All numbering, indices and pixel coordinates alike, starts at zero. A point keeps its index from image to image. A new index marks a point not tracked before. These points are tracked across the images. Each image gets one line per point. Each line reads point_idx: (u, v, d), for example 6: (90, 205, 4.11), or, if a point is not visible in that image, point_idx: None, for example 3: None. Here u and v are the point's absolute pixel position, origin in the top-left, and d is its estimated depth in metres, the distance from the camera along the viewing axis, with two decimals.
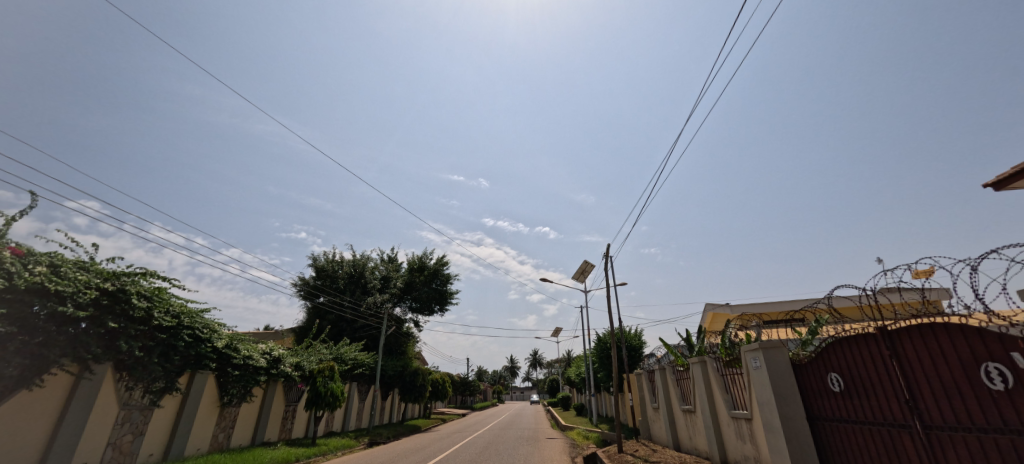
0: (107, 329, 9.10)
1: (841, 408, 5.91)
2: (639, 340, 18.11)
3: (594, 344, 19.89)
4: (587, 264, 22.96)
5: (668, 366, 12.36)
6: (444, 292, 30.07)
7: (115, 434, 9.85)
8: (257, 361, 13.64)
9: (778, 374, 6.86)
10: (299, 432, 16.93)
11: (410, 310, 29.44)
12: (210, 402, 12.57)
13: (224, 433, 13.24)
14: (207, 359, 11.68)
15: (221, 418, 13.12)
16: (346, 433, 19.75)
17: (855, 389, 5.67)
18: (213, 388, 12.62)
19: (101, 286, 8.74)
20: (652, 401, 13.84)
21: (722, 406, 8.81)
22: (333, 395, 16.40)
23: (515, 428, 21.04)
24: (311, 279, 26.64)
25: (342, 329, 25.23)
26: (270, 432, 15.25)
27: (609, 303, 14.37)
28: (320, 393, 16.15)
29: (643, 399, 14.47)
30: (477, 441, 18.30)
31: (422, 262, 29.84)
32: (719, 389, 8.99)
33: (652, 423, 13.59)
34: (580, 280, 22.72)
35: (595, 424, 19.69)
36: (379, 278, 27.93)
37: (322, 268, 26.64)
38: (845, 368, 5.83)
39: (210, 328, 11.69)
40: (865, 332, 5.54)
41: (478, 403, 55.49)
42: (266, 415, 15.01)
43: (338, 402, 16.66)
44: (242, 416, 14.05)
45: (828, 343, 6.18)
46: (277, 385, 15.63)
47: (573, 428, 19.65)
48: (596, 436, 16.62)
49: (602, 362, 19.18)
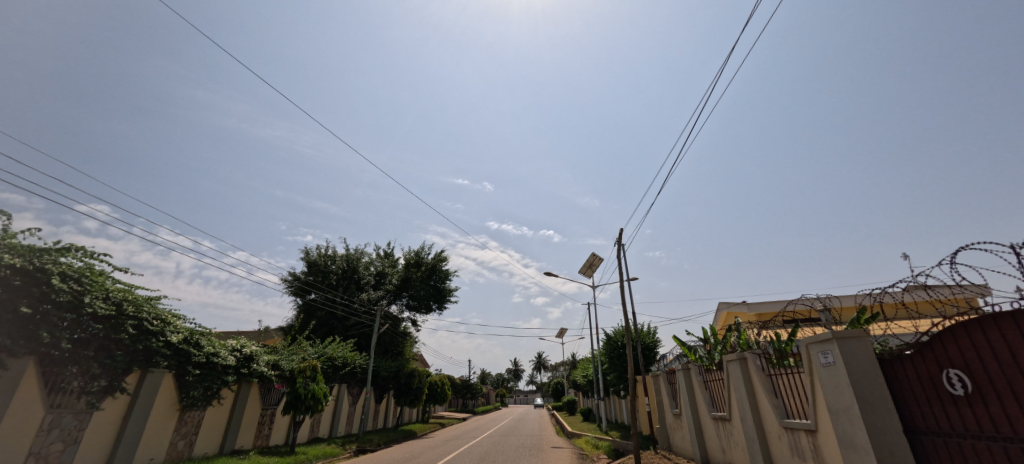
0: (24, 317, 7.54)
1: (968, 419, 4.28)
2: (654, 338, 16.37)
3: (604, 343, 18.20)
4: (595, 257, 21.25)
5: (693, 365, 10.65)
6: (442, 289, 28.49)
7: (39, 442, 8.25)
8: (224, 358, 12.11)
9: (862, 372, 5.18)
10: (277, 439, 15.33)
11: (406, 308, 27.87)
12: (167, 405, 11.01)
13: (185, 440, 11.63)
14: (159, 356, 10.16)
15: (181, 423, 11.54)
16: (333, 439, 18.21)
17: (998, 392, 4.04)
18: (170, 389, 11.07)
19: (11, 263, 7.22)
20: (672, 407, 12.16)
21: (770, 415, 7.12)
22: (315, 398, 14.79)
23: (517, 436, 19.25)
24: (301, 274, 25.01)
25: (334, 327, 23.58)
26: (242, 439, 13.64)
27: (623, 295, 12.67)
28: (299, 396, 14.54)
29: (662, 403, 12.80)
30: (475, 450, 16.56)
31: (420, 257, 28.21)
32: (764, 392, 7.30)
33: (673, 431, 11.92)
34: (588, 274, 21.03)
35: (605, 431, 17.98)
36: (374, 274, 26.32)
37: (313, 262, 24.99)
38: (977, 363, 4.22)
39: (162, 320, 10.16)
40: (1010, 312, 3.98)
41: (481, 407, 53.51)
42: (238, 420, 13.41)
43: (321, 406, 15.07)
44: (208, 421, 12.47)
45: (943, 329, 4.54)
46: (252, 386, 14.03)
47: (580, 436, 17.90)
48: (607, 445, 14.94)
49: (613, 362, 17.49)
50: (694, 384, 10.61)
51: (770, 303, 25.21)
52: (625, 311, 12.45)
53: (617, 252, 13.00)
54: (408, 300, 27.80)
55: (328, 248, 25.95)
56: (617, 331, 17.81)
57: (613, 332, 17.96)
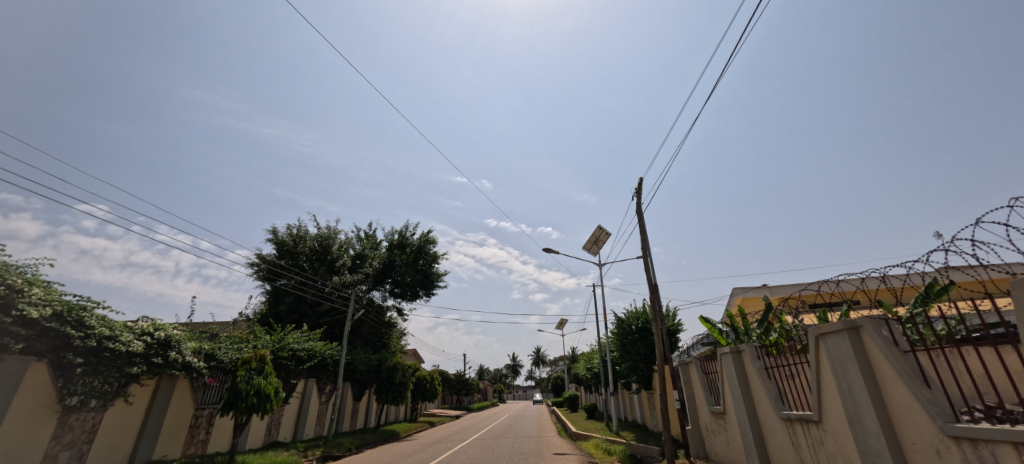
0: None
1: None
2: (675, 321, 13.62)
3: (614, 328, 15.40)
4: (601, 231, 18.44)
5: (745, 343, 7.74)
6: (430, 274, 25.67)
7: None
8: (124, 344, 9.28)
9: None
10: (216, 446, 12.51)
11: (389, 296, 25.08)
12: (38, 404, 8.21)
13: (70, 451, 8.80)
14: (10, 336, 7.38)
15: (64, 430, 8.70)
16: (295, 444, 15.37)
17: None
18: (42, 384, 8.26)
19: None
20: (711, 404, 9.38)
21: (919, 416, 4.35)
22: (260, 395, 11.90)
23: (512, 439, 16.45)
24: (269, 256, 22.15)
25: (304, 313, 20.78)
26: (161, 448, 10.80)
27: (646, 262, 9.87)
28: (239, 393, 11.69)
29: (696, 400, 10.02)
30: (460, 456, 13.74)
31: (404, 238, 25.31)
32: (904, 381, 4.53)
33: (713, 436, 9.16)
34: (592, 251, 18.25)
35: (617, 432, 15.16)
36: (352, 256, 23.51)
37: (281, 242, 22.11)
38: None
39: (12, 286, 7.36)
40: None
41: (477, 403, 50.79)
42: (155, 424, 10.57)
43: (271, 405, 12.27)
44: (111, 427, 9.63)
45: None
46: (177, 381, 11.20)
47: (588, 437, 15.08)
48: (621, 450, 12.15)
49: (627, 351, 14.70)
50: (746, 371, 7.76)
51: (795, 286, 22.24)
52: (651, 281, 9.67)
53: (636, 209, 10.15)
54: (392, 286, 25.00)
55: (300, 227, 23.12)
56: (631, 313, 15.06)
57: (626, 314, 15.22)
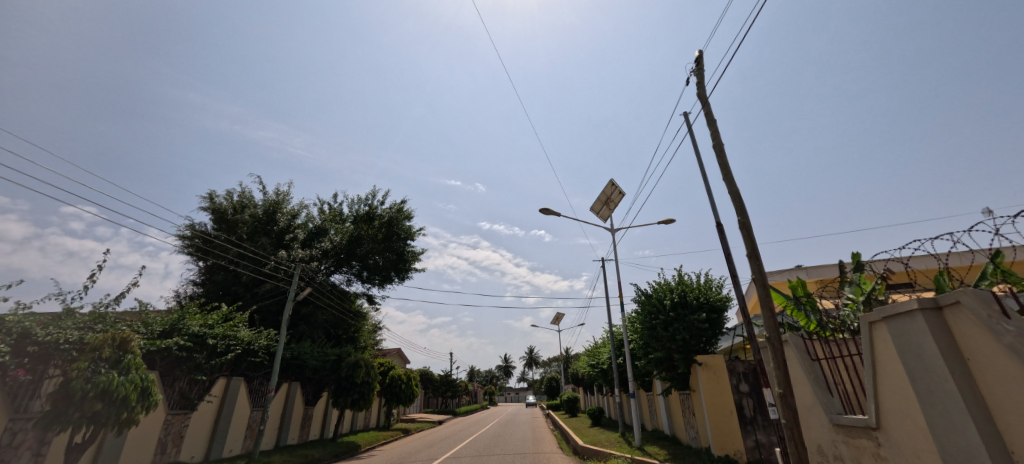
0: None
1: None
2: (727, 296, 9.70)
3: (637, 307, 11.52)
4: (613, 189, 14.50)
5: (965, 288, 3.76)
6: (404, 255, 21.64)
7: None
8: None
9: None
10: None
11: (356, 280, 21.04)
12: None
13: None
14: None
15: None
16: None
17: None
18: None
19: None
20: (840, 413, 5.42)
21: None
22: (108, 398, 7.76)
23: (499, 456, 12.36)
24: (204, 227, 18.04)
25: (239, 294, 16.74)
26: None
27: (722, 173, 6.00)
28: (71, 395, 7.56)
29: (805, 406, 6.02)
30: None
31: (371, 210, 21.34)
32: None
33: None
34: (602, 214, 14.38)
35: (639, 448, 11.20)
36: (308, 229, 19.50)
37: (217, 210, 18.00)
38: None
39: None
40: None
41: (464, 407, 46.72)
42: None
43: (130, 412, 8.17)
44: None
45: None
46: None
47: (601, 455, 11.19)
48: None
49: (655, 336, 10.85)
50: (965, 346, 3.80)
51: None
52: (735, 200, 5.73)
53: (698, 91, 6.21)
54: (358, 268, 20.89)
55: (243, 193, 19.04)
56: (662, 285, 11.24)
57: (653, 288, 11.34)
